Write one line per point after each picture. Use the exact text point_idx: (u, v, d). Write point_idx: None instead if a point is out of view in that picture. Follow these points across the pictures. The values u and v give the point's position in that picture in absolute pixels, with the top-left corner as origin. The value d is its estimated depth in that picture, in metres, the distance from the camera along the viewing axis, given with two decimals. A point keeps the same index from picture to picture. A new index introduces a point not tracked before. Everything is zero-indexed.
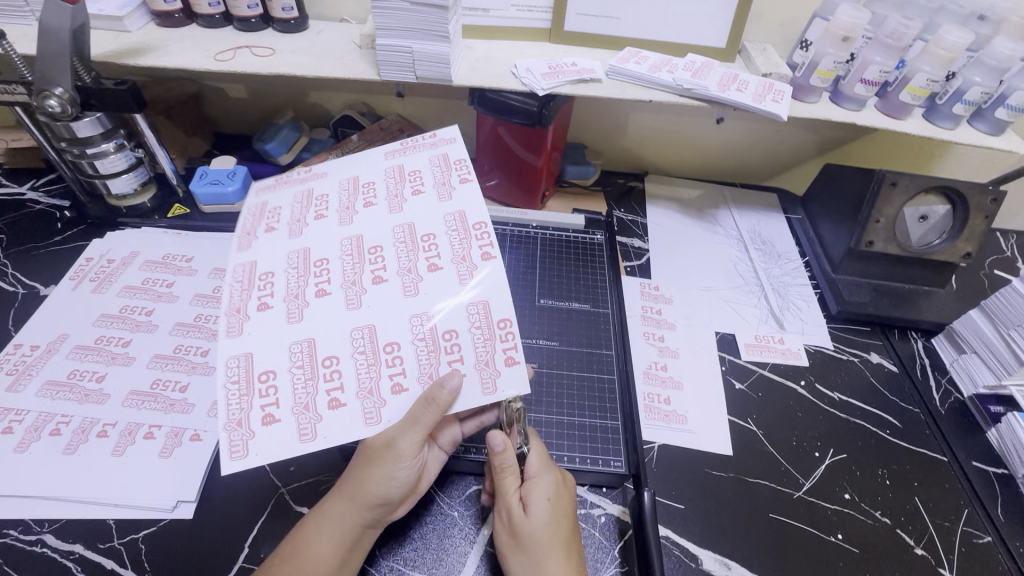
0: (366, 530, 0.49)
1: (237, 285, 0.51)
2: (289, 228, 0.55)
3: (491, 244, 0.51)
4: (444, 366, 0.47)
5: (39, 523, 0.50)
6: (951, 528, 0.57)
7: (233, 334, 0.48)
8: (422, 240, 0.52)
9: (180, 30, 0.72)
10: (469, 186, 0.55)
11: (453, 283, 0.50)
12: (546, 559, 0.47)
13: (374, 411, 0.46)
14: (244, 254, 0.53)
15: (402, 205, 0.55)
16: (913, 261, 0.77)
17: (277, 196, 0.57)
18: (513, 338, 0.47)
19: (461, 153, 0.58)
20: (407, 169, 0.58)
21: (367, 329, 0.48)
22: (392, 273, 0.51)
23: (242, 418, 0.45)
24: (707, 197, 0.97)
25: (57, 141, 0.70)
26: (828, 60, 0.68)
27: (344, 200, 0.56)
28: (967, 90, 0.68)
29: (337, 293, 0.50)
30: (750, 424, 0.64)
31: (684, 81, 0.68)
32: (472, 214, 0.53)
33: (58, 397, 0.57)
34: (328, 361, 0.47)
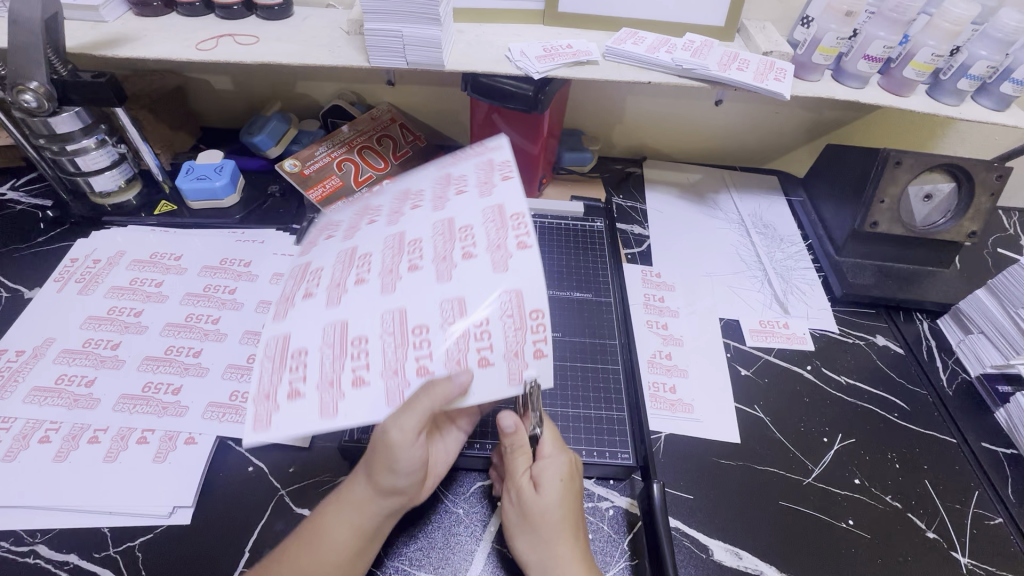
0: (386, 519, 0.48)
1: (292, 279, 0.53)
2: (346, 232, 0.55)
3: (528, 232, 0.46)
4: (472, 353, 0.44)
5: (30, 534, 0.49)
6: (961, 511, 0.56)
7: (279, 318, 0.50)
8: (459, 232, 0.49)
9: (159, 20, 0.69)
10: (510, 182, 0.51)
11: (486, 270, 0.45)
12: (555, 540, 0.47)
13: (397, 393, 0.44)
14: (304, 258, 0.56)
15: (446, 204, 0.52)
16: (918, 241, 0.76)
17: (343, 212, 0.60)
18: (544, 330, 0.44)
19: (507, 157, 0.55)
20: (454, 175, 0.55)
21: (398, 311, 0.45)
22: (427, 261, 0.48)
23: (271, 391, 0.45)
24: (706, 182, 0.96)
25: (35, 138, 0.67)
26: (831, 36, 0.66)
27: (396, 206, 0.55)
28: (972, 65, 0.66)
29: (372, 281, 0.48)
30: (757, 411, 0.63)
31: (683, 61, 0.66)
32: (510, 205, 0.49)
33: (46, 404, 0.55)
34: (357, 342, 0.45)
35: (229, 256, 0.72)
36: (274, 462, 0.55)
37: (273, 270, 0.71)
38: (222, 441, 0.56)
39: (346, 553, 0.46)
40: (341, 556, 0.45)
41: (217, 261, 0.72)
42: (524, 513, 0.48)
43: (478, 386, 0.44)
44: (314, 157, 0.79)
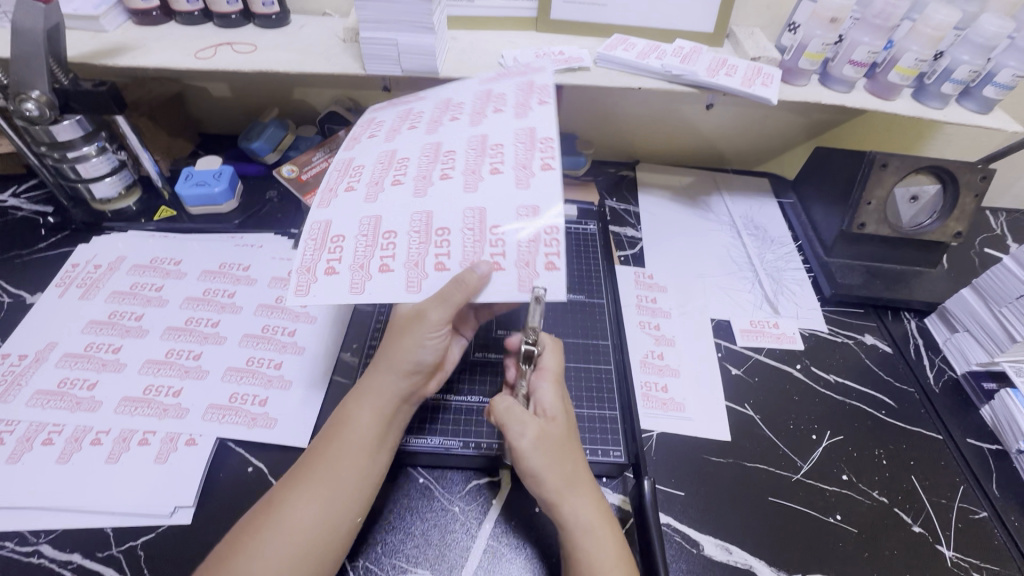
0: (403, 405, 0.53)
1: (336, 172, 0.57)
2: (387, 134, 0.61)
3: (553, 156, 0.53)
4: (486, 257, 0.49)
5: (35, 535, 0.49)
6: (947, 506, 0.58)
7: (322, 206, 0.54)
8: (490, 149, 0.55)
9: (158, 29, 0.70)
10: (544, 111, 0.57)
11: (509, 185, 0.52)
12: (577, 470, 0.49)
13: (415, 281, 0.49)
14: (347, 154, 0.60)
15: (482, 120, 0.58)
16: (905, 241, 0.77)
17: (384, 113, 0.65)
18: (557, 245, 0.49)
19: (546, 82, 0.61)
20: (494, 93, 0.61)
21: (425, 214, 0.51)
22: (458, 172, 0.54)
23: (311, 266, 0.49)
24: (699, 184, 0.97)
25: (36, 145, 0.68)
26: (816, 43, 0.67)
27: (436, 115, 0.61)
28: (955, 70, 0.68)
29: (409, 184, 0.54)
30: (747, 409, 0.64)
31: (672, 67, 0.67)
32: (540, 129, 0.55)
33: (48, 406, 0.56)
34: (388, 236, 0.51)
35: (228, 261, 0.73)
36: (273, 462, 0.56)
37: (271, 274, 0.72)
38: (221, 442, 0.57)
39: (370, 435, 0.50)
40: (369, 439, 0.50)
41: (216, 266, 0.73)
42: (551, 447, 0.48)
43: (492, 285, 0.48)
44: (312, 162, 0.81)
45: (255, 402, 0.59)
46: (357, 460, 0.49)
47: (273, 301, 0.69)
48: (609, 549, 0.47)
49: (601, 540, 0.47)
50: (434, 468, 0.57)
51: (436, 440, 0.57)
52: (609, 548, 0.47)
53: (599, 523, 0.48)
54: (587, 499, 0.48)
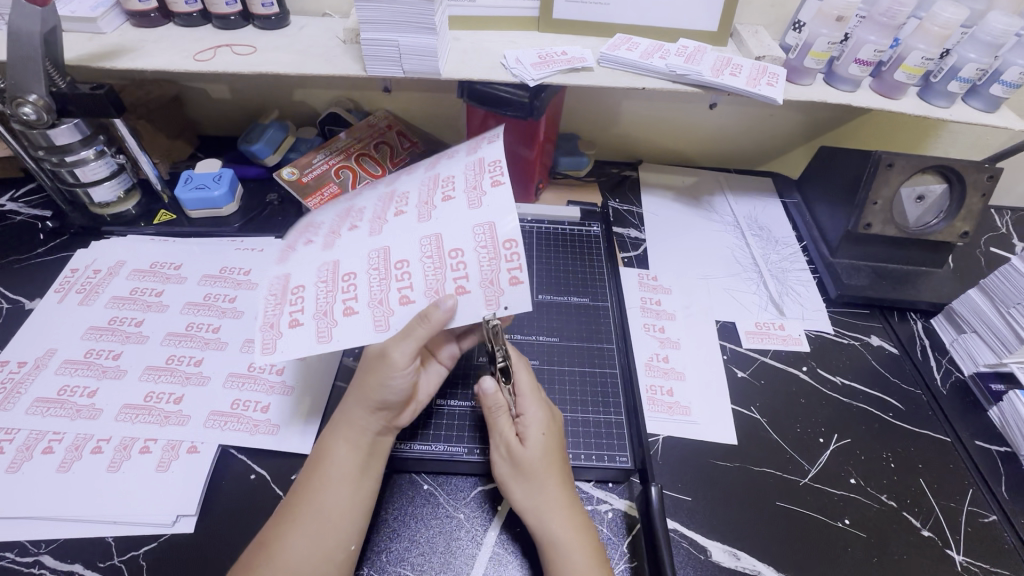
0: (380, 437, 0.52)
1: (293, 232, 0.57)
2: (345, 193, 0.61)
3: (502, 172, 0.49)
4: (449, 282, 0.48)
5: (36, 544, 0.49)
6: (957, 509, 0.57)
7: (280, 261, 0.53)
8: (443, 181, 0.53)
9: (156, 31, 0.69)
10: (494, 144, 0.53)
11: (462, 209, 0.49)
12: (544, 484, 0.51)
13: (382, 318, 0.48)
14: (307, 216, 0.60)
15: (436, 162, 0.57)
16: (910, 241, 0.77)
17: (343, 177, 0.66)
18: (518, 258, 0.46)
19: (496, 114, 0.57)
20: (446, 138, 0.60)
21: (383, 249, 0.50)
22: (412, 206, 0.52)
23: (275, 321, 0.49)
24: (702, 184, 0.96)
25: (34, 150, 0.68)
26: (822, 41, 0.67)
27: (394, 172, 0.61)
28: (962, 68, 0.67)
29: (364, 226, 0.52)
30: (753, 412, 0.64)
31: (677, 67, 0.67)
32: (490, 155, 0.52)
33: (49, 414, 0.56)
34: (348, 277, 0.50)
35: (229, 265, 0.73)
36: (277, 469, 0.55)
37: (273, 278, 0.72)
38: (224, 449, 0.56)
39: (351, 466, 0.49)
40: (350, 470, 0.49)
41: (217, 270, 0.72)
42: (515, 463, 0.51)
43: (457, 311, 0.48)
44: (313, 165, 0.80)
45: (257, 408, 0.58)
46: (341, 490, 0.48)
47: None
48: (581, 557, 0.47)
49: (574, 550, 0.47)
50: (438, 474, 0.57)
51: (440, 447, 0.56)
52: (580, 555, 0.47)
53: (570, 534, 0.48)
54: (557, 510, 0.50)
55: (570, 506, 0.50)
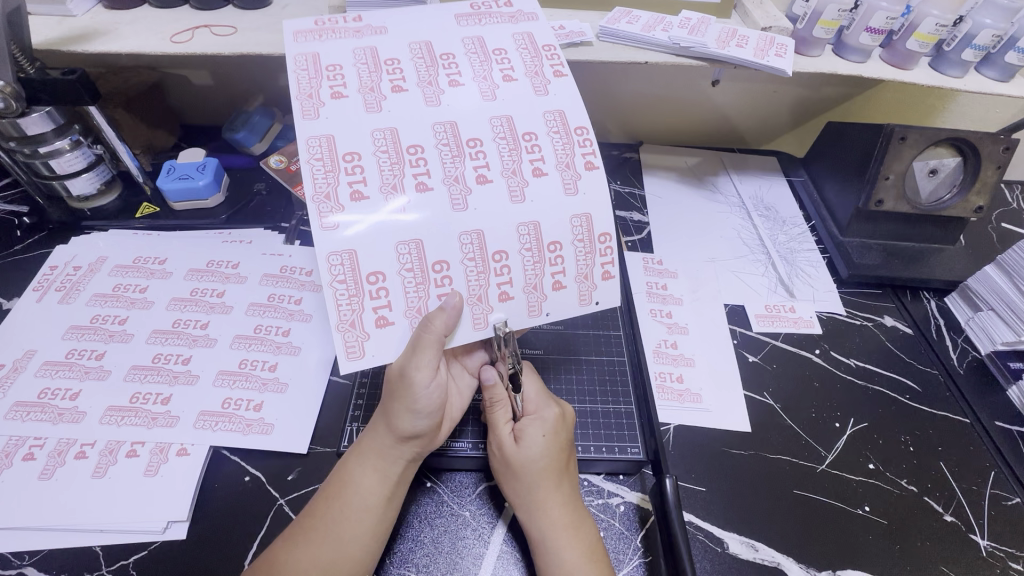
0: (410, 464, 0.49)
1: (318, 164, 0.44)
2: (364, 97, 0.47)
3: (594, 151, 0.47)
4: (547, 277, 0.47)
5: (18, 556, 0.46)
6: (979, 492, 0.55)
7: (329, 226, 0.42)
8: (523, 139, 0.47)
9: (130, 13, 0.65)
10: (564, 81, 0.50)
11: (556, 191, 0.46)
12: (539, 486, 0.48)
13: (481, 317, 0.47)
14: (313, 124, 0.45)
15: (495, 92, 0.49)
16: (924, 218, 0.74)
17: (332, 50, 0.49)
18: (611, 252, 0.48)
19: (549, 38, 0.53)
20: (490, 45, 0.52)
21: (475, 233, 0.45)
22: (496, 173, 0.46)
23: (355, 320, 0.44)
24: (706, 164, 0.93)
25: (5, 141, 0.65)
26: (832, 9, 0.63)
27: (424, 74, 0.49)
28: (977, 35, 0.64)
29: (439, 189, 0.45)
30: (767, 398, 0.62)
31: (680, 39, 0.63)
32: (572, 114, 0.48)
33: (28, 419, 0.53)
34: (439, 267, 0.45)
35: (215, 258, 0.69)
36: (272, 470, 0.53)
37: (263, 270, 0.69)
38: (216, 450, 0.54)
39: (378, 498, 0.47)
40: (375, 501, 0.47)
41: (204, 263, 0.69)
42: (508, 463, 0.49)
43: (552, 305, 0.48)
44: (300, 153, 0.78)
45: (249, 407, 0.56)
46: (364, 522, 0.46)
47: (265, 300, 0.65)
48: (575, 557, 0.45)
49: (564, 551, 0.45)
50: (444, 471, 0.54)
51: (449, 443, 0.54)
52: (572, 554, 0.45)
53: (564, 534, 0.46)
54: (551, 510, 0.48)
55: (562, 505, 0.48)
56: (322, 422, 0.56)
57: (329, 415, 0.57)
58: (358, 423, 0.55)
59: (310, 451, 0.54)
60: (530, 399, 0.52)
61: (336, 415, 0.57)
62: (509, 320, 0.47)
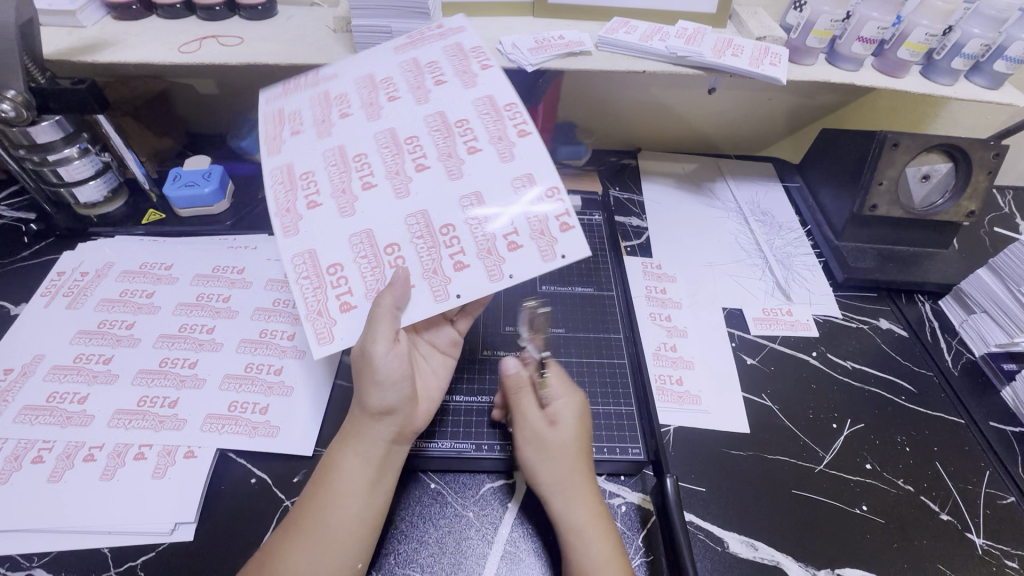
0: (392, 446, 0.49)
1: (281, 187, 0.53)
2: (317, 128, 0.55)
3: (524, 120, 0.52)
4: (500, 240, 0.49)
5: (28, 558, 0.47)
6: (974, 491, 0.56)
7: (291, 233, 0.50)
8: (457, 126, 0.53)
9: (140, 24, 0.66)
10: (490, 72, 0.55)
11: (493, 161, 0.51)
12: (576, 469, 0.50)
13: (441, 289, 0.48)
14: (276, 158, 0.55)
15: (427, 95, 0.55)
16: (916, 222, 0.76)
17: (292, 101, 0.58)
18: (563, 203, 0.49)
19: (474, 41, 0.57)
20: (423, 61, 0.57)
21: (420, 213, 0.50)
22: (433, 159, 0.52)
23: (321, 308, 0.48)
24: (703, 170, 0.95)
25: (15, 149, 0.65)
26: (824, 19, 0.65)
27: (367, 96, 0.56)
28: (966, 44, 0.65)
29: (383, 183, 0.51)
30: (765, 400, 0.63)
31: (677, 49, 0.65)
32: (500, 95, 0.53)
33: (37, 422, 0.54)
34: (391, 250, 0.49)
35: (220, 264, 0.70)
36: (277, 472, 0.53)
37: (268, 275, 0.70)
38: (222, 453, 0.54)
39: (362, 483, 0.47)
40: (361, 487, 0.47)
41: (209, 269, 0.70)
42: (544, 446, 0.51)
43: (512, 267, 0.48)
44: None
45: (255, 410, 0.56)
46: (351, 508, 0.46)
47: (270, 305, 0.66)
48: (610, 546, 0.47)
49: (591, 537, 0.47)
50: (446, 473, 0.55)
51: (431, 442, 0.55)
52: (610, 546, 0.46)
53: (598, 521, 0.48)
54: (586, 496, 0.49)
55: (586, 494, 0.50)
56: (327, 424, 0.57)
57: (334, 417, 0.58)
58: None
59: (315, 453, 0.55)
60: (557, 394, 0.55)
61: (340, 418, 0.58)
62: (469, 289, 0.48)
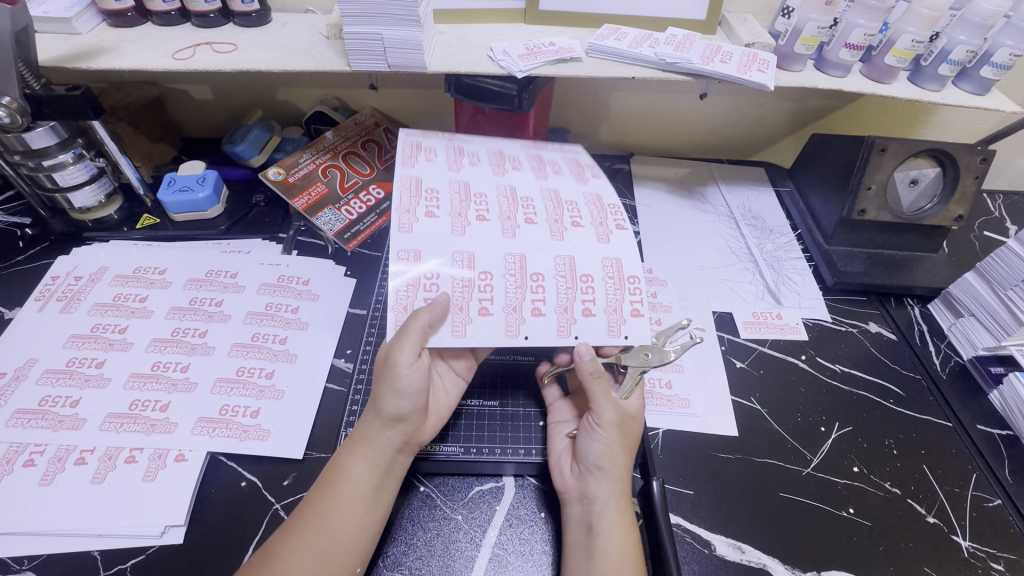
0: (400, 457, 0.50)
1: (407, 192, 0.57)
2: (448, 163, 0.62)
3: (625, 220, 0.58)
4: (578, 302, 0.53)
5: (17, 561, 0.47)
6: (960, 495, 0.57)
7: (404, 230, 0.53)
8: (566, 204, 0.60)
9: (134, 31, 0.67)
10: (600, 182, 0.64)
11: (591, 239, 0.56)
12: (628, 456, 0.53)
13: (514, 325, 0.51)
14: (408, 172, 0.59)
15: (545, 177, 0.63)
16: (905, 226, 0.76)
17: (429, 140, 0.64)
18: (641, 292, 0.54)
19: (590, 161, 0.68)
20: (545, 159, 0.67)
21: (517, 257, 0.54)
22: (541, 220, 0.57)
23: (408, 303, 0.50)
24: (695, 175, 0.96)
25: (10, 154, 0.66)
26: (811, 26, 0.66)
27: (494, 161, 0.64)
28: (952, 50, 0.66)
29: (494, 222, 0.56)
30: (754, 403, 0.63)
31: (666, 56, 0.66)
32: (605, 197, 0.62)
33: (30, 426, 0.54)
34: (484, 277, 0.52)
35: (214, 268, 0.71)
36: (267, 475, 0.54)
37: (261, 280, 0.70)
38: (213, 456, 0.55)
39: (370, 490, 0.48)
40: (363, 492, 0.47)
41: (203, 273, 0.70)
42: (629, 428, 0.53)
43: (581, 330, 0.52)
44: (298, 164, 0.76)
45: (246, 414, 0.57)
46: (355, 514, 0.46)
47: (263, 309, 0.66)
48: (627, 538, 0.48)
49: (611, 532, 0.48)
50: (435, 475, 0.55)
51: (437, 447, 0.55)
52: (626, 538, 0.49)
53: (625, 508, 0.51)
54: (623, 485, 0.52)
55: (619, 496, 0.51)
56: (317, 427, 0.58)
57: (323, 420, 0.58)
58: (351, 427, 0.56)
59: (305, 456, 0.55)
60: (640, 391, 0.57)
61: (330, 422, 0.58)
62: (537, 334, 0.51)
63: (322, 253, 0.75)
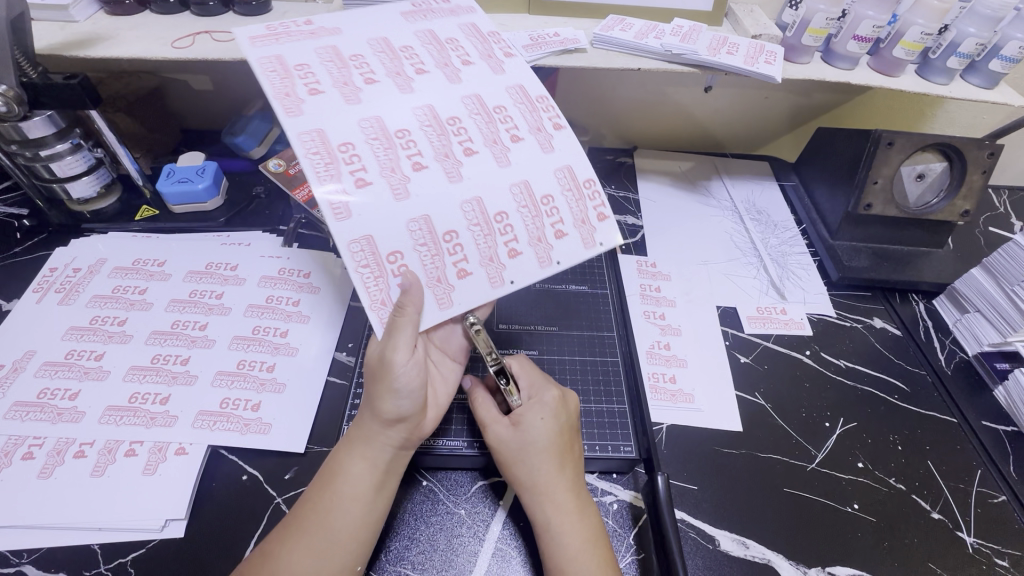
0: (402, 454, 0.49)
1: (316, 158, 0.45)
2: (340, 91, 0.48)
3: (559, 115, 0.54)
4: (547, 227, 0.51)
5: (17, 555, 0.47)
6: (965, 490, 0.56)
7: (344, 217, 0.45)
8: (495, 112, 0.52)
9: (132, 19, 0.66)
10: (515, 62, 0.55)
11: (535, 151, 0.52)
12: (542, 467, 0.49)
13: (496, 274, 0.50)
14: (297, 121, 0.46)
15: (458, 75, 0.52)
16: (911, 221, 0.76)
17: (293, 49, 0.49)
18: (599, 196, 0.53)
19: (489, 26, 0.57)
20: (441, 37, 0.54)
21: (475, 200, 0.49)
22: (480, 144, 0.50)
23: (385, 297, 0.46)
24: (699, 169, 0.95)
25: (6, 144, 0.65)
26: (820, 17, 0.65)
27: (389, 64, 0.51)
28: (962, 43, 0.65)
29: (433, 165, 0.48)
30: (758, 398, 0.63)
31: (672, 46, 0.64)
32: (530, 87, 0.54)
33: (28, 419, 0.53)
34: (449, 237, 0.48)
35: (214, 260, 0.70)
36: (269, 469, 0.53)
37: (261, 273, 0.69)
38: (214, 449, 0.54)
39: (371, 486, 0.47)
40: (365, 487, 0.47)
41: (202, 266, 0.69)
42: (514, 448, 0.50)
43: (557, 252, 0.52)
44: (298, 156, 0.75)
45: (247, 407, 0.56)
46: (355, 509, 0.46)
47: (263, 301, 0.66)
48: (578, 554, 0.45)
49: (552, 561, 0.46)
50: (438, 470, 0.55)
51: (439, 441, 0.55)
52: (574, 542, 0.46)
53: (569, 519, 0.47)
54: (557, 497, 0.48)
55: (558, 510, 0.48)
56: (319, 422, 0.57)
57: (325, 414, 0.58)
58: (354, 420, 0.56)
59: (307, 450, 0.55)
60: (528, 389, 0.54)
61: (332, 416, 0.58)
62: (522, 275, 0.50)
63: (322, 246, 0.75)
